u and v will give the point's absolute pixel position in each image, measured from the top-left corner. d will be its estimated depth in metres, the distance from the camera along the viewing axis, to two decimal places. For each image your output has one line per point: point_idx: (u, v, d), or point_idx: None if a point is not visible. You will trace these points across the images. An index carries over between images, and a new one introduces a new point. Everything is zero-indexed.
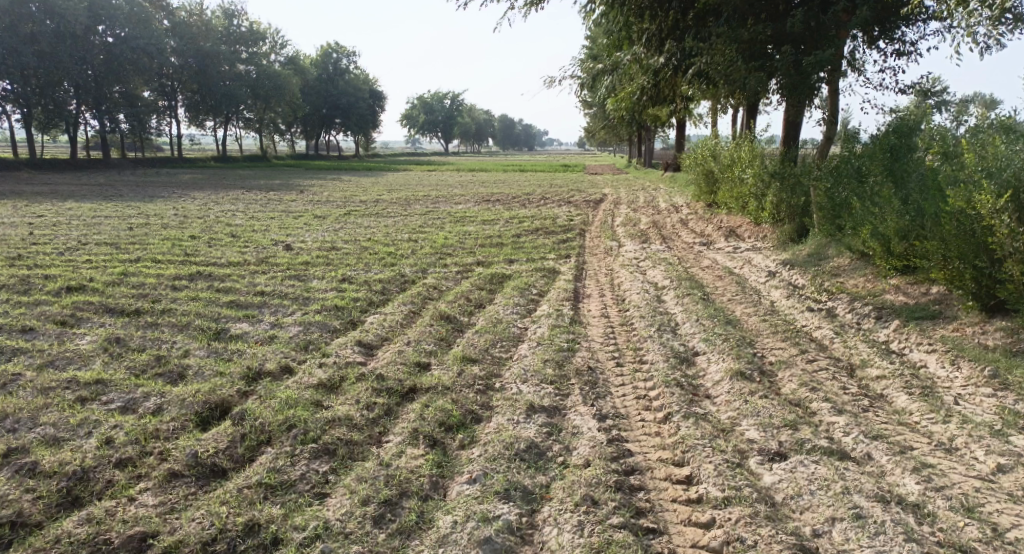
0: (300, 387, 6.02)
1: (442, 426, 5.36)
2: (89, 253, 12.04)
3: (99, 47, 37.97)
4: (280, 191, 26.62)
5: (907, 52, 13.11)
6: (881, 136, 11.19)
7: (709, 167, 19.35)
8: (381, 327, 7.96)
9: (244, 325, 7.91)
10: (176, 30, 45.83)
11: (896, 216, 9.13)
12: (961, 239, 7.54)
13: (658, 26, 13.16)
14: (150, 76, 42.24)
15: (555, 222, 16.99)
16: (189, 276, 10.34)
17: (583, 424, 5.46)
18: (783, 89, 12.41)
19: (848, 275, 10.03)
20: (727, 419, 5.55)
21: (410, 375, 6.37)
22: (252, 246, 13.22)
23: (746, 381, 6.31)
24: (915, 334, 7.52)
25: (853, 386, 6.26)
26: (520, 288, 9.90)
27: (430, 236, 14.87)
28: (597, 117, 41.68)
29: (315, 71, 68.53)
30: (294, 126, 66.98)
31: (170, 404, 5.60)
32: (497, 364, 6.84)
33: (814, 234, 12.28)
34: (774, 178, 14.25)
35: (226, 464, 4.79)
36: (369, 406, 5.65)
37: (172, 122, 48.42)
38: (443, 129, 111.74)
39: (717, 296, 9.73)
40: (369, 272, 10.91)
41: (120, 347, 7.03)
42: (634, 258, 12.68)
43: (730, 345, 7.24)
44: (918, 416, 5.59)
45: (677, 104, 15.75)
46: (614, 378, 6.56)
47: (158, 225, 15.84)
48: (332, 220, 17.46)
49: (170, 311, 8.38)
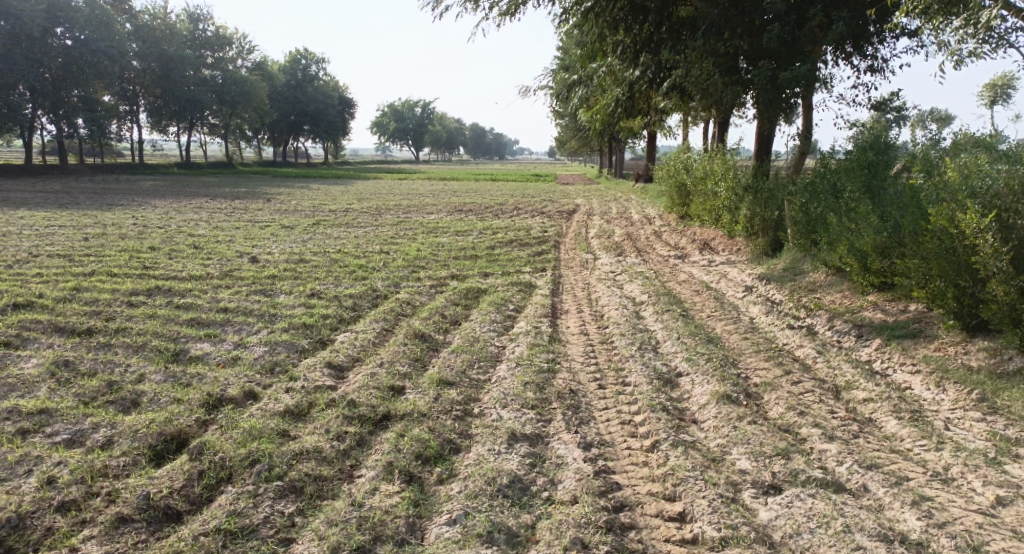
0: (265, 416, 5.66)
1: (418, 459, 5.05)
2: (41, 266, 11.48)
3: (58, 49, 36.86)
4: (245, 199, 26.00)
5: (881, 67, 13.18)
6: (858, 153, 11.18)
7: (681, 179, 19.29)
8: (352, 347, 7.61)
9: (205, 346, 7.51)
10: (139, 34, 44.69)
11: (874, 232, 9.05)
12: (943, 257, 7.44)
13: (632, 39, 12.81)
14: (110, 81, 41.15)
15: (529, 234, 16.76)
16: (147, 291, 9.88)
17: (567, 454, 5.20)
18: (759, 104, 12.34)
19: (825, 290, 9.95)
20: (716, 448, 5.33)
21: (383, 400, 6.04)
22: (216, 258, 12.75)
23: (732, 405, 6.10)
24: (897, 354, 7.40)
25: (841, 410, 6.08)
26: (496, 304, 9.62)
27: (402, 247, 14.53)
28: (569, 127, 41.59)
29: (283, 76, 67.61)
30: (261, 132, 65.90)
31: (121, 436, 5.24)
32: (475, 387, 6.54)
33: (789, 248, 12.22)
34: (748, 192, 14.18)
35: (182, 506, 4.43)
36: (339, 436, 5.32)
37: (134, 127, 47.35)
38: (414, 137, 111.14)
39: (696, 312, 9.56)
40: (339, 286, 10.54)
41: (69, 372, 6.61)
42: (611, 272, 12.49)
43: (714, 365, 7.04)
44: (909, 443, 5.42)
45: (652, 116, 15.64)
46: (596, 402, 6.30)
47: (116, 235, 15.28)
48: (300, 230, 17.02)
49: (125, 330, 7.95)
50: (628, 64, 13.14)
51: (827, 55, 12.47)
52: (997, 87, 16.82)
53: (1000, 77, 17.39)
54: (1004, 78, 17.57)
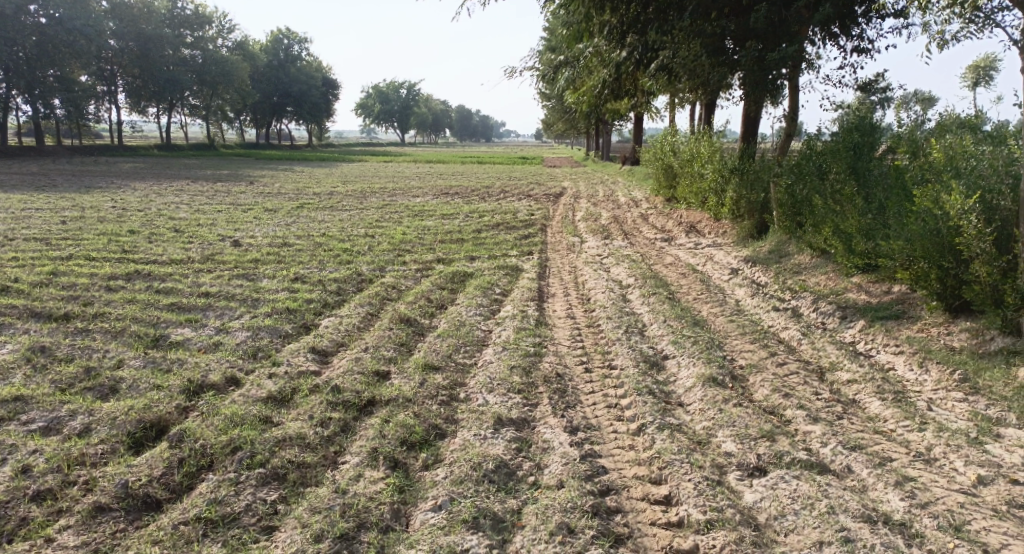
0: (247, 402, 5.59)
1: (403, 444, 5.00)
2: (17, 250, 11.27)
3: (32, 28, 36.09)
4: (227, 182, 25.70)
5: (867, 48, 13.11)
6: (844, 134, 11.13)
7: (668, 162, 19.24)
8: (337, 332, 7.53)
9: (186, 331, 7.41)
10: (116, 13, 43.81)
11: (858, 214, 9.06)
12: (927, 238, 7.41)
13: (619, 19, 12.74)
14: (87, 60, 40.34)
15: (515, 217, 16.68)
16: (127, 276, 9.72)
17: (554, 438, 5.17)
18: (745, 85, 12.25)
19: (810, 272, 9.96)
20: (702, 430, 5.32)
21: (368, 385, 5.98)
22: (197, 242, 12.58)
23: (718, 388, 6.09)
24: (881, 335, 7.43)
25: (826, 391, 6.09)
26: (483, 288, 9.56)
27: (387, 230, 14.41)
28: (556, 109, 41.32)
29: (265, 57, 66.67)
30: (244, 114, 65.06)
31: (99, 423, 5.18)
32: (461, 371, 6.49)
33: (775, 230, 12.22)
34: (734, 174, 14.15)
35: (161, 494, 4.36)
36: (323, 422, 5.26)
37: (112, 109, 46.51)
38: (399, 119, 110.19)
39: (682, 295, 9.54)
40: (323, 270, 10.43)
41: (46, 358, 6.49)
42: (597, 255, 12.45)
43: (700, 348, 7.02)
44: (893, 424, 5.44)
45: (638, 97, 15.54)
46: (583, 386, 6.27)
47: (95, 219, 15.03)
48: (283, 214, 16.83)
49: (104, 315, 7.83)
50: (614, 44, 13.06)
51: (814, 36, 12.38)
52: (979, 69, 16.86)
53: (982, 58, 17.44)
54: (986, 60, 17.61)
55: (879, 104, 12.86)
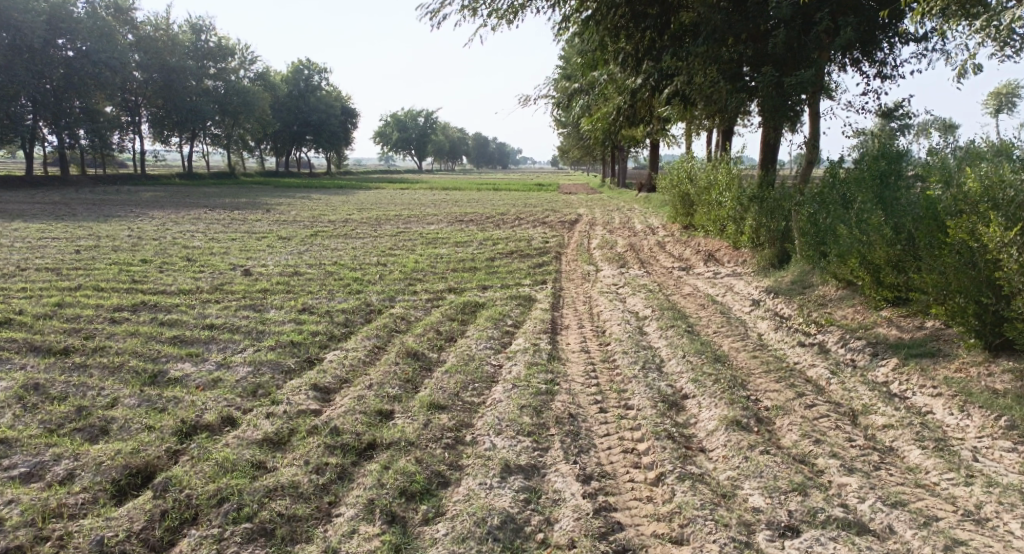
0: (240, 445, 5.28)
1: (402, 495, 4.66)
2: (27, 280, 11.15)
3: (59, 61, 36.71)
4: (244, 210, 25.68)
5: (891, 73, 12.78)
6: (870, 162, 10.79)
7: (685, 189, 18.92)
8: (341, 367, 7.21)
9: (186, 366, 7.14)
10: (141, 45, 44.44)
11: (887, 244, 8.67)
12: (962, 273, 7.05)
13: (633, 47, 12.58)
14: (111, 91, 40.98)
15: (530, 245, 16.39)
16: (133, 307, 9.51)
17: (565, 488, 4.81)
18: (764, 113, 11.94)
19: (836, 305, 9.54)
20: (726, 481, 4.92)
21: (369, 426, 5.64)
22: (208, 271, 12.41)
23: (743, 432, 5.69)
24: (915, 375, 7.00)
25: (860, 437, 5.67)
26: (494, 319, 9.22)
27: (400, 259, 14.16)
28: (572, 136, 41.20)
29: (286, 87, 67.54)
30: (264, 142, 65.83)
31: (83, 468, 4.90)
32: (468, 411, 6.13)
33: (796, 259, 11.82)
34: (754, 202, 13.81)
35: (140, 552, 4.09)
36: (318, 469, 4.93)
37: (136, 138, 47.09)
38: (417, 147, 111.03)
39: (702, 327, 9.14)
40: (332, 301, 10.17)
41: (38, 396, 6.25)
42: (613, 284, 12.10)
43: (722, 387, 6.62)
44: (935, 476, 5.00)
45: (654, 124, 15.28)
46: (597, 427, 5.90)
47: (109, 248, 14.93)
48: (297, 242, 16.67)
49: (104, 349, 7.60)
50: (630, 72, 12.88)
51: (836, 61, 12.06)
52: (1003, 95, 16.38)
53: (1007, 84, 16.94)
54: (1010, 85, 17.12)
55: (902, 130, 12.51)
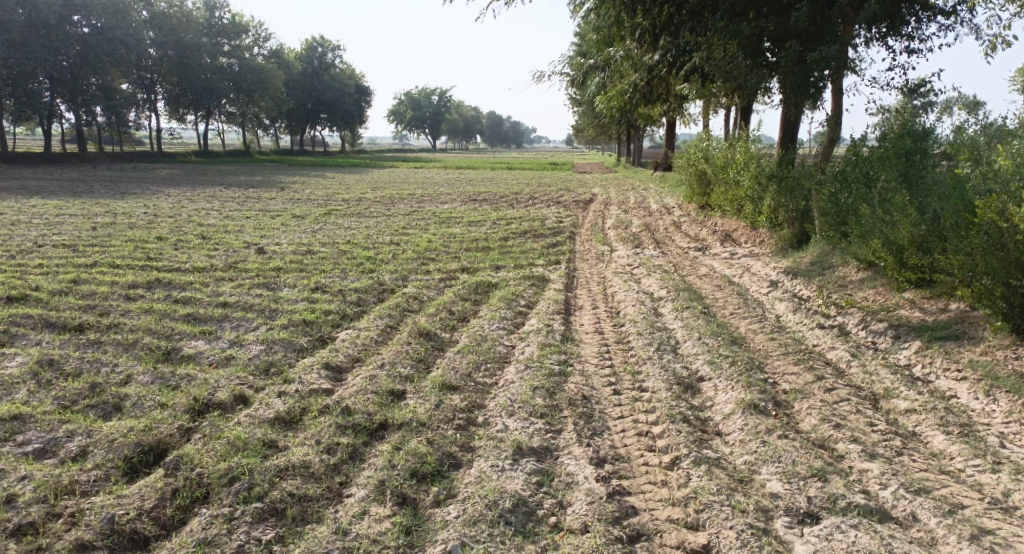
0: (252, 424, 5.24)
1: (414, 476, 4.61)
2: (43, 256, 11.18)
3: (75, 37, 36.69)
4: (259, 188, 25.64)
5: (919, 48, 12.38)
6: (895, 140, 10.48)
7: (701, 169, 18.63)
8: (353, 346, 7.16)
9: (198, 344, 7.12)
10: (156, 22, 44.39)
11: (911, 224, 8.47)
12: (990, 254, 6.86)
13: (651, 22, 12.34)
14: (127, 69, 40.96)
15: (545, 224, 16.25)
16: (147, 284, 9.50)
17: (579, 471, 4.74)
18: (786, 89, 11.67)
19: (857, 287, 9.35)
20: (744, 466, 4.83)
21: (381, 407, 5.59)
22: (222, 249, 12.38)
23: (761, 416, 5.59)
24: (939, 358, 6.84)
25: (881, 422, 5.55)
26: (508, 299, 9.13)
27: (413, 238, 14.07)
28: (587, 114, 40.74)
29: (300, 64, 67.25)
30: (278, 120, 65.71)
31: (95, 445, 4.88)
32: (481, 392, 6.07)
33: (816, 240, 11.62)
34: (772, 181, 13.58)
35: (150, 531, 4.07)
36: (330, 449, 4.89)
37: (152, 116, 47.12)
38: (431, 125, 110.59)
39: (718, 309, 8.99)
40: (345, 280, 10.11)
41: (53, 372, 6.24)
42: (627, 264, 11.95)
43: (739, 370, 6.50)
44: (961, 463, 4.88)
45: (671, 102, 15.04)
46: (611, 410, 5.81)
47: (125, 225, 14.96)
48: (311, 221, 16.61)
49: (118, 326, 7.59)
50: (648, 48, 12.65)
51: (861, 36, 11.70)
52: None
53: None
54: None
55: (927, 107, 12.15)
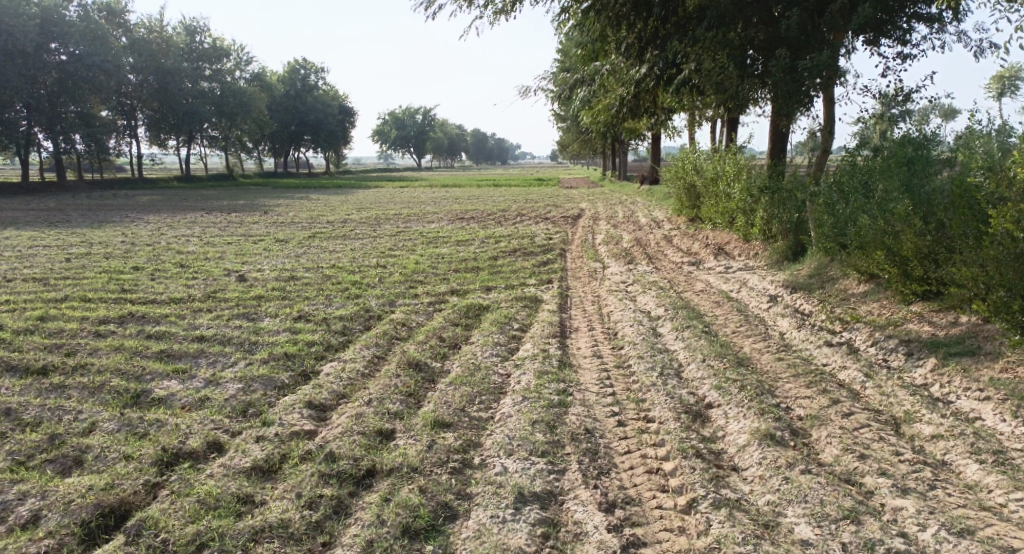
0: (226, 475, 4.77)
1: (405, 534, 4.19)
2: (11, 291, 10.66)
3: (53, 65, 36.13)
4: (241, 213, 25.14)
5: (909, 53, 12.13)
6: (895, 148, 10.15)
7: (690, 181, 18.33)
8: (338, 381, 6.69)
9: (171, 384, 6.63)
10: (135, 47, 43.93)
11: (916, 234, 8.16)
12: (1006, 265, 6.54)
13: (637, 35, 12.07)
14: (107, 96, 40.35)
15: (534, 242, 15.88)
16: (120, 319, 9.00)
17: (588, 519, 4.35)
18: (778, 98, 11.37)
19: (860, 300, 9.00)
20: (767, 507, 4.44)
21: (368, 450, 5.12)
22: (201, 277, 11.90)
23: (778, 447, 5.18)
24: (957, 377, 6.49)
25: (907, 450, 5.17)
26: (500, 323, 8.70)
27: (401, 260, 13.65)
28: (572, 130, 40.57)
29: (283, 87, 66.91)
30: (261, 144, 65.24)
31: (49, 508, 4.41)
32: (476, 428, 5.62)
33: (812, 252, 11.31)
34: (765, 192, 13.27)
35: None
36: (312, 503, 4.44)
37: (132, 142, 46.45)
38: (415, 144, 110.38)
39: (719, 327, 8.60)
40: (330, 307, 9.67)
41: (11, 423, 5.75)
42: (622, 282, 11.58)
43: (749, 395, 6.09)
44: (1001, 497, 4.54)
45: (660, 115, 14.75)
46: (617, 444, 5.39)
47: (100, 255, 14.42)
48: (294, 245, 16.15)
49: (85, 367, 7.09)
50: (634, 61, 12.38)
51: (851, 42, 11.40)
52: (1003, 79, 14.73)
53: (1009, 70, 15.65)
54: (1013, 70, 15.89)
55: (910, 115, 11.92)
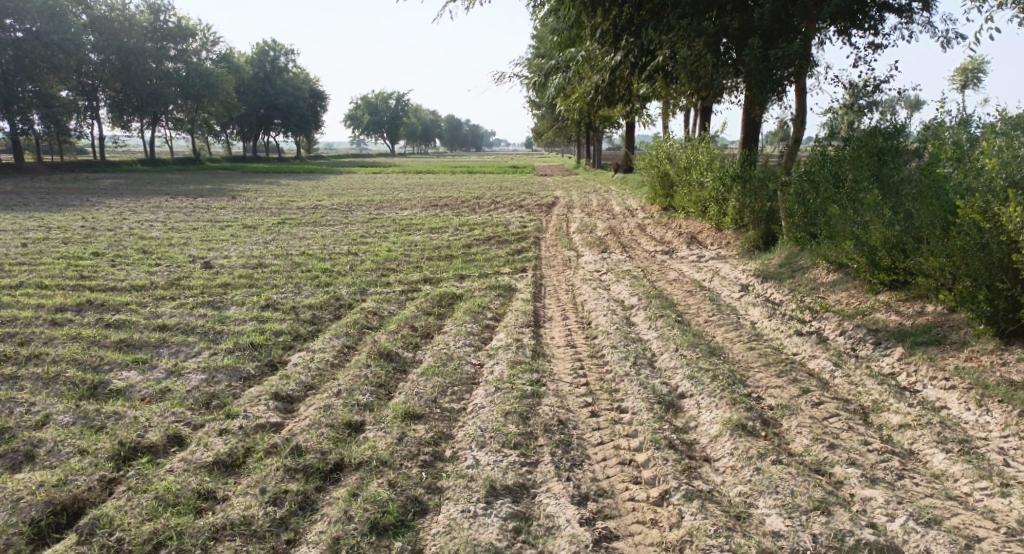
0: (187, 470, 4.64)
1: (373, 530, 4.10)
2: None
3: (7, 41, 34.92)
4: (208, 198, 24.62)
5: (880, 43, 12.18)
6: (866, 137, 10.19)
7: (664, 170, 18.32)
8: (306, 372, 6.54)
9: (130, 375, 6.43)
10: (96, 26, 42.65)
11: (885, 224, 8.20)
12: (973, 256, 6.59)
13: (611, 22, 11.89)
14: (66, 75, 39.16)
15: (507, 230, 15.77)
16: (78, 307, 8.73)
17: (560, 512, 4.30)
18: (751, 88, 11.36)
19: (830, 289, 9.06)
20: (738, 499, 4.44)
21: (336, 443, 5.01)
22: (165, 264, 11.61)
23: (750, 438, 5.17)
24: (925, 366, 6.55)
25: (876, 440, 5.20)
26: (472, 312, 8.60)
27: (372, 247, 13.46)
28: (547, 117, 40.41)
29: (251, 70, 65.63)
30: (230, 127, 64.03)
31: None
32: (447, 420, 5.53)
33: (783, 242, 11.37)
34: (737, 181, 13.29)
35: None
36: (276, 499, 4.33)
37: (94, 123, 45.23)
38: (388, 129, 109.21)
39: (692, 317, 8.59)
40: (298, 295, 9.48)
41: None
42: (595, 270, 11.53)
43: (720, 385, 6.08)
44: (967, 486, 4.58)
45: (634, 103, 14.68)
46: (590, 435, 5.34)
47: (59, 240, 14.00)
48: (262, 231, 15.83)
49: (40, 357, 6.85)
50: (608, 48, 12.26)
51: (823, 31, 11.39)
52: (966, 71, 14.93)
53: (972, 61, 15.89)
54: (976, 61, 16.12)
55: (878, 105, 11.99)
